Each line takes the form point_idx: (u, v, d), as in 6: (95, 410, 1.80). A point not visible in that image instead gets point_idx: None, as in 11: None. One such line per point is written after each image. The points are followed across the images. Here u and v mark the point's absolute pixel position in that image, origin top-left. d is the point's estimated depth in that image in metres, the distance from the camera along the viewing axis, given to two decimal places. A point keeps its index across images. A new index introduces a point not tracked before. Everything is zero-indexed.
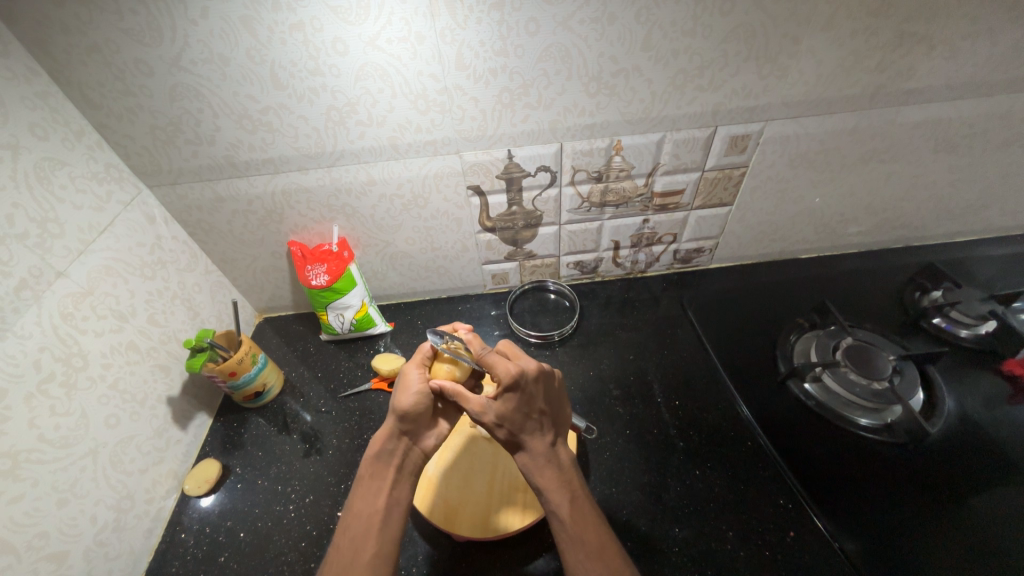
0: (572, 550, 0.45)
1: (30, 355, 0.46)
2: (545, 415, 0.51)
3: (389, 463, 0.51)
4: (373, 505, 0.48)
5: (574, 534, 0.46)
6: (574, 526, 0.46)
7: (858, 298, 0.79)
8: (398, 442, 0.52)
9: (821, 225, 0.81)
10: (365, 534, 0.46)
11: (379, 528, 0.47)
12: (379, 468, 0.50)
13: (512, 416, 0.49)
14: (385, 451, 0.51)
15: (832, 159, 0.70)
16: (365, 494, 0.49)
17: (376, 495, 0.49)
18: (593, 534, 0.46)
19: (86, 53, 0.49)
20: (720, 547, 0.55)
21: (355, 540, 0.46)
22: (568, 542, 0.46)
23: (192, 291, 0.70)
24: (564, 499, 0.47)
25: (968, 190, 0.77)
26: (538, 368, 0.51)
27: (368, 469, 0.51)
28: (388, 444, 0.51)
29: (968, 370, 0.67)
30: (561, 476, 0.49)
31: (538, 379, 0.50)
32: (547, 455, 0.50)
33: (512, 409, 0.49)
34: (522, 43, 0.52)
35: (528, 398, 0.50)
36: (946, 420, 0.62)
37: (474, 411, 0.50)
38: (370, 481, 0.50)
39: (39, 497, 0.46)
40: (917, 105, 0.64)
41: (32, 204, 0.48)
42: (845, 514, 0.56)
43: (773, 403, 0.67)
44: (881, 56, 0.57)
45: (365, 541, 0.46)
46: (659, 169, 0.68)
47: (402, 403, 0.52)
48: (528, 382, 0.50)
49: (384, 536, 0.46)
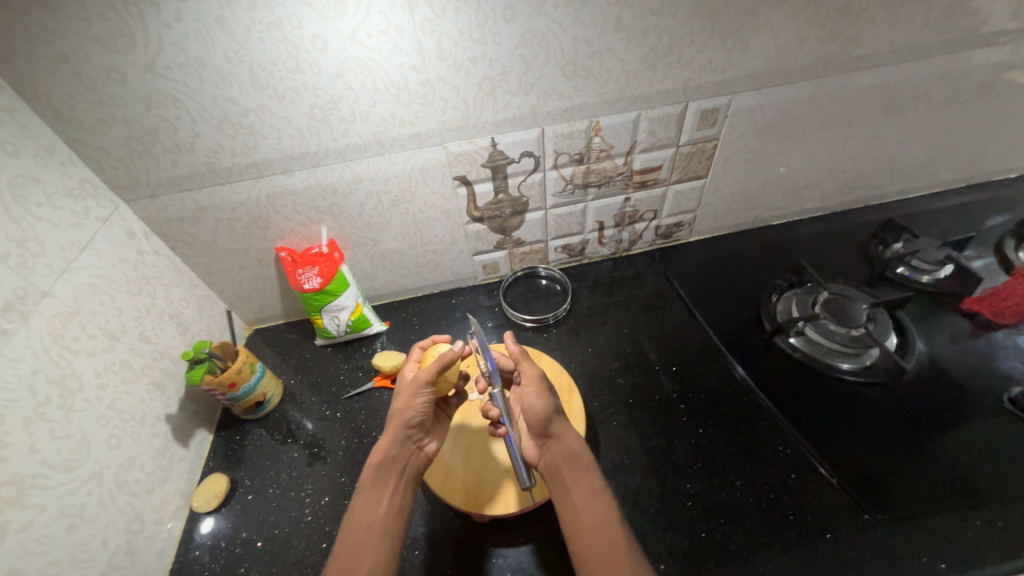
0: (613, 526, 0.49)
1: (24, 378, 0.45)
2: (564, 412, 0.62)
3: (392, 473, 0.53)
4: (374, 514, 0.50)
5: (615, 514, 0.50)
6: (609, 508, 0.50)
7: (829, 257, 0.84)
8: (402, 450, 0.55)
9: (789, 191, 0.86)
10: (366, 542, 0.48)
11: (382, 536, 0.49)
12: (382, 476, 0.53)
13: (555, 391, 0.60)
14: (387, 461, 0.53)
15: (794, 127, 0.74)
16: (366, 504, 0.51)
17: (378, 501, 0.52)
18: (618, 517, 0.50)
19: (53, 64, 0.47)
20: (729, 496, 0.59)
21: (358, 547, 0.48)
22: (607, 519, 0.49)
23: (180, 306, 0.68)
24: (598, 482, 0.53)
25: (916, 147, 0.83)
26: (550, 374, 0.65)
27: (369, 477, 0.53)
28: (391, 452, 0.54)
29: (931, 311, 0.73)
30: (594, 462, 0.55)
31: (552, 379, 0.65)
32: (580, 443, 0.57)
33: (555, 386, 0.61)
34: (500, 31, 0.54)
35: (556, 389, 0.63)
36: (918, 359, 0.67)
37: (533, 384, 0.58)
38: (370, 490, 0.52)
39: (47, 524, 0.44)
40: (866, 71, 0.69)
41: (10, 222, 0.47)
42: (839, 451, 0.59)
43: (763, 360, 0.70)
44: (831, 26, 0.62)
45: (367, 548, 0.48)
46: (637, 147, 0.70)
47: (408, 415, 0.55)
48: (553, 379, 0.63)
49: (385, 543, 0.49)
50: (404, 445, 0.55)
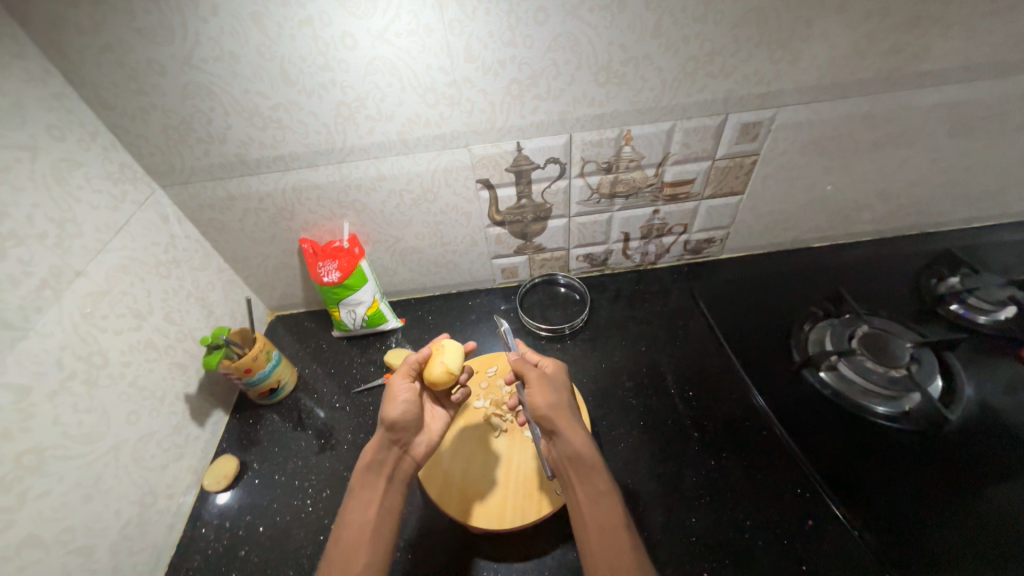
0: (619, 533, 0.47)
1: (52, 353, 0.47)
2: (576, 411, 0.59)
3: (381, 476, 0.53)
4: (364, 516, 0.50)
5: (622, 520, 0.48)
6: (620, 515, 0.48)
7: (874, 287, 0.77)
8: (390, 453, 0.54)
9: (834, 213, 0.80)
10: (355, 544, 0.48)
11: (373, 537, 0.49)
12: (371, 478, 0.52)
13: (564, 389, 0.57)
14: (377, 463, 0.53)
15: (845, 145, 0.69)
16: (357, 505, 0.51)
17: (369, 503, 0.51)
18: (630, 527, 0.48)
19: (99, 54, 0.49)
20: (737, 537, 0.55)
21: (348, 548, 0.48)
22: (617, 526, 0.47)
23: (206, 290, 0.70)
24: (610, 486, 0.50)
25: (985, 174, 0.76)
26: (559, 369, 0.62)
27: (360, 479, 0.53)
28: (380, 454, 0.53)
29: (987, 356, 0.66)
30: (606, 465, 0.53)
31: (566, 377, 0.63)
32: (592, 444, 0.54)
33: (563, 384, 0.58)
34: (531, 33, 0.52)
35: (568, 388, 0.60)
36: (965, 407, 0.61)
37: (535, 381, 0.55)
38: (361, 491, 0.52)
39: (64, 493, 0.47)
40: (932, 88, 0.63)
41: (51, 204, 0.49)
42: (865, 502, 0.55)
43: (789, 393, 0.66)
44: (895, 39, 0.57)
45: (357, 549, 0.48)
46: (669, 159, 0.67)
47: (391, 414, 0.54)
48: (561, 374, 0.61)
49: (376, 546, 0.48)
50: (392, 447, 0.54)
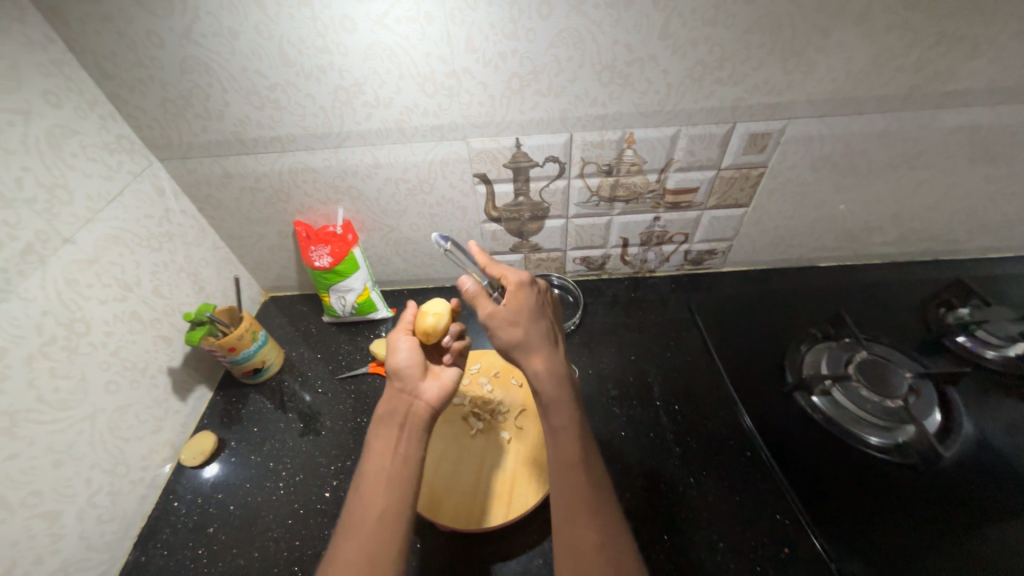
0: (575, 471, 0.45)
1: (33, 318, 0.48)
2: (554, 331, 0.52)
3: (393, 424, 0.48)
4: (379, 464, 0.46)
5: (580, 457, 0.46)
6: (580, 453, 0.46)
7: (878, 312, 0.75)
8: (398, 401, 0.49)
9: (843, 232, 0.78)
10: (371, 490, 0.44)
11: (389, 483, 0.44)
12: (386, 427, 0.48)
13: (527, 314, 0.50)
14: (388, 412, 0.49)
15: (858, 162, 0.66)
16: (373, 455, 0.47)
17: (384, 452, 0.47)
18: (590, 465, 0.46)
19: (100, 23, 0.49)
20: (709, 559, 0.54)
21: (365, 495, 0.44)
22: (573, 464, 0.45)
23: (199, 266, 0.71)
24: (571, 423, 0.47)
25: (1006, 203, 0.72)
26: (542, 286, 0.54)
27: (374, 430, 0.49)
28: (391, 405, 0.49)
29: (990, 393, 0.63)
30: (573, 395, 0.49)
31: (545, 290, 0.54)
32: (562, 371, 0.49)
33: (530, 308, 0.50)
34: (534, 27, 0.51)
35: (540, 304, 0.52)
36: (963, 444, 0.59)
37: (488, 315, 0.49)
38: (376, 442, 0.48)
39: (35, 456, 0.47)
40: (954, 109, 0.60)
41: (42, 169, 0.49)
42: (846, 535, 0.53)
43: (778, 415, 0.64)
44: (918, 54, 0.54)
45: (373, 495, 0.44)
46: (672, 165, 0.65)
47: (392, 365, 0.51)
48: (536, 291, 0.52)
49: (394, 492, 0.44)
50: (401, 396, 0.50)
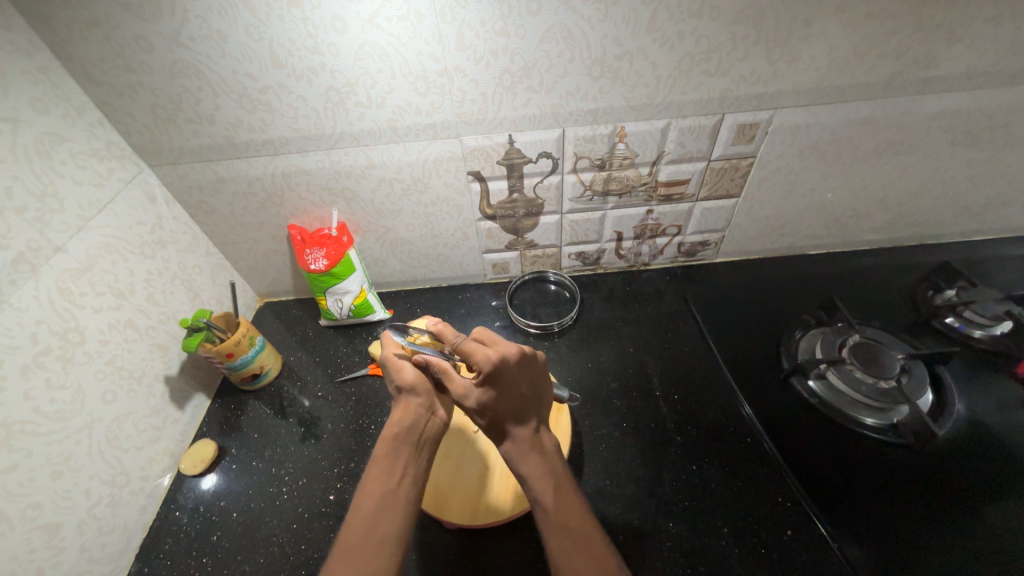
0: (562, 538, 0.43)
1: (26, 327, 0.47)
2: (529, 400, 0.50)
3: (408, 442, 0.47)
4: (387, 484, 0.45)
5: (562, 522, 0.44)
6: (561, 515, 0.45)
7: (869, 297, 0.76)
8: (414, 422, 0.48)
9: (832, 220, 0.79)
10: (378, 511, 0.43)
11: (394, 506, 0.44)
12: (396, 446, 0.47)
13: (496, 398, 0.48)
14: (403, 431, 0.48)
15: (844, 150, 0.68)
16: (377, 473, 0.46)
17: (392, 473, 0.46)
18: (578, 521, 0.45)
19: (87, 29, 0.49)
20: (714, 544, 0.54)
21: (367, 519, 0.43)
22: (558, 531, 0.44)
23: (193, 273, 0.70)
24: (548, 488, 0.46)
25: (988, 186, 0.74)
26: (519, 354, 0.49)
27: (383, 449, 0.47)
28: (404, 423, 0.48)
29: (980, 372, 0.65)
30: (548, 462, 0.48)
31: (521, 360, 0.49)
32: (532, 443, 0.48)
33: (496, 394, 0.48)
34: (524, 23, 0.51)
35: (512, 383, 0.49)
36: (955, 422, 0.60)
37: (458, 394, 0.49)
38: (384, 460, 0.46)
39: (33, 468, 0.47)
40: (935, 94, 0.61)
41: (31, 177, 0.49)
42: (846, 515, 0.54)
43: (776, 401, 0.65)
44: (897, 41, 0.55)
45: (379, 519, 0.43)
46: (664, 158, 0.66)
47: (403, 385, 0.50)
48: (511, 367, 0.48)
49: (398, 518, 0.43)
50: (417, 412, 0.49)
